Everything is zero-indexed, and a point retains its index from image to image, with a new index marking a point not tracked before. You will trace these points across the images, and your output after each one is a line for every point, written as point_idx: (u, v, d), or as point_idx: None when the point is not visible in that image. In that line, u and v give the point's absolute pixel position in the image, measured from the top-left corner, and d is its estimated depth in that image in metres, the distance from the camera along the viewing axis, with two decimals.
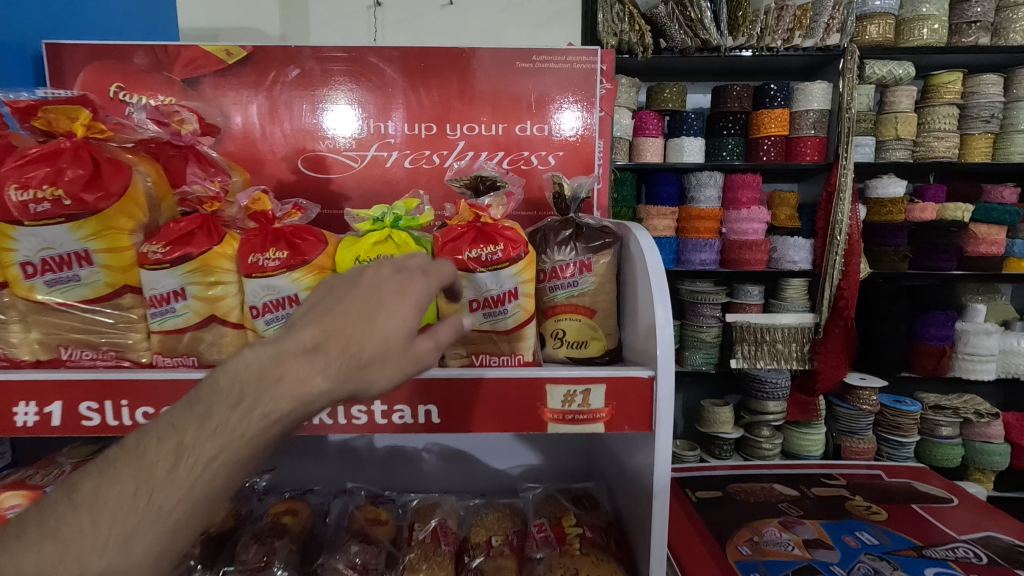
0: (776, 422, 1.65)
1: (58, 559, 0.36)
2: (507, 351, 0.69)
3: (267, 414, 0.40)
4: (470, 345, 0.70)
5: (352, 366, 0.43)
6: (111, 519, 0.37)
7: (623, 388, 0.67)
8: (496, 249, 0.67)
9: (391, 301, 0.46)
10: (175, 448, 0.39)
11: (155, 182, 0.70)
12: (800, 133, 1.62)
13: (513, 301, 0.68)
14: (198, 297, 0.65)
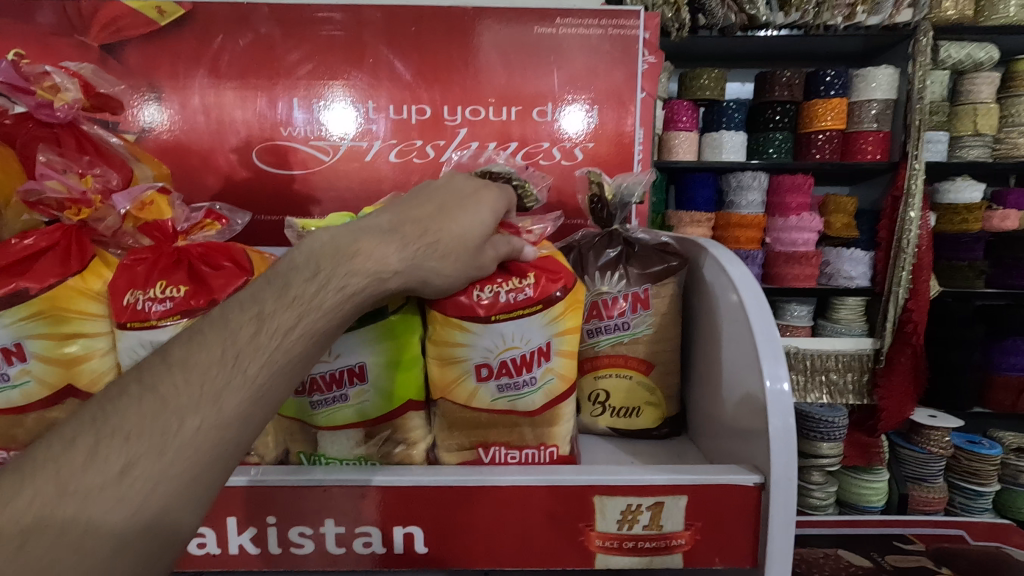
0: (830, 468, 1.37)
1: (150, 419, 0.27)
2: (532, 442, 0.46)
3: (346, 287, 0.34)
4: (483, 433, 0.46)
5: (433, 250, 0.40)
6: (199, 379, 0.28)
7: (716, 501, 0.43)
8: (521, 284, 0.45)
9: (468, 203, 0.43)
10: (263, 309, 0.31)
11: None
12: (860, 127, 1.38)
13: (544, 363, 0.45)
14: (43, 360, 0.41)
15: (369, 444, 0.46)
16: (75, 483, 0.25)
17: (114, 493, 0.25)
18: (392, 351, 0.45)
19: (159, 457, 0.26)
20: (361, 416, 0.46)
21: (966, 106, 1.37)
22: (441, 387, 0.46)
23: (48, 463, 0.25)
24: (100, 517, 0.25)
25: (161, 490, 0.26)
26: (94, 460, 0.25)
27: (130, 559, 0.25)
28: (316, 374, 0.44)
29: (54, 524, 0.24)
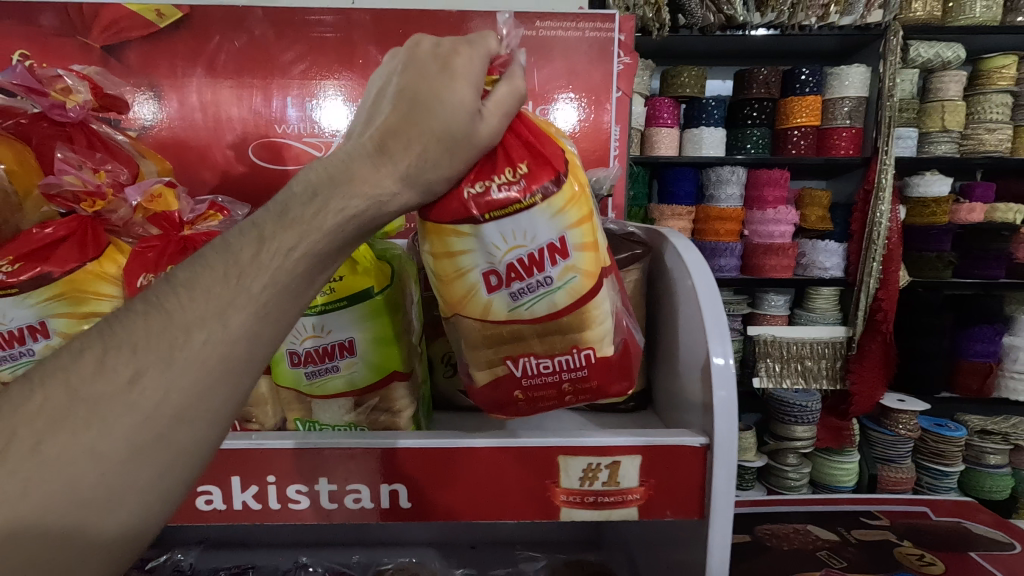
0: (805, 449, 1.45)
1: (159, 333, 0.27)
2: (564, 349, 0.45)
3: (346, 210, 0.32)
4: (510, 345, 0.46)
5: (434, 167, 0.35)
6: (206, 297, 0.28)
7: (666, 460, 0.48)
8: (515, 176, 0.42)
9: (429, 80, 0.35)
10: (271, 228, 0.31)
11: (11, 169, 0.49)
12: (833, 124, 1.44)
13: (559, 261, 0.43)
14: (68, 336, 0.45)
15: (359, 413, 0.51)
16: (85, 388, 0.26)
17: (124, 401, 0.26)
18: (379, 332, 0.50)
19: (165, 370, 0.27)
20: (351, 386, 0.50)
21: (934, 103, 1.42)
22: (454, 303, 0.45)
23: (58, 371, 0.26)
24: (106, 422, 0.25)
25: (168, 404, 0.27)
26: (103, 370, 0.26)
27: (141, 469, 0.26)
28: (309, 348, 0.49)
29: (64, 429, 0.25)
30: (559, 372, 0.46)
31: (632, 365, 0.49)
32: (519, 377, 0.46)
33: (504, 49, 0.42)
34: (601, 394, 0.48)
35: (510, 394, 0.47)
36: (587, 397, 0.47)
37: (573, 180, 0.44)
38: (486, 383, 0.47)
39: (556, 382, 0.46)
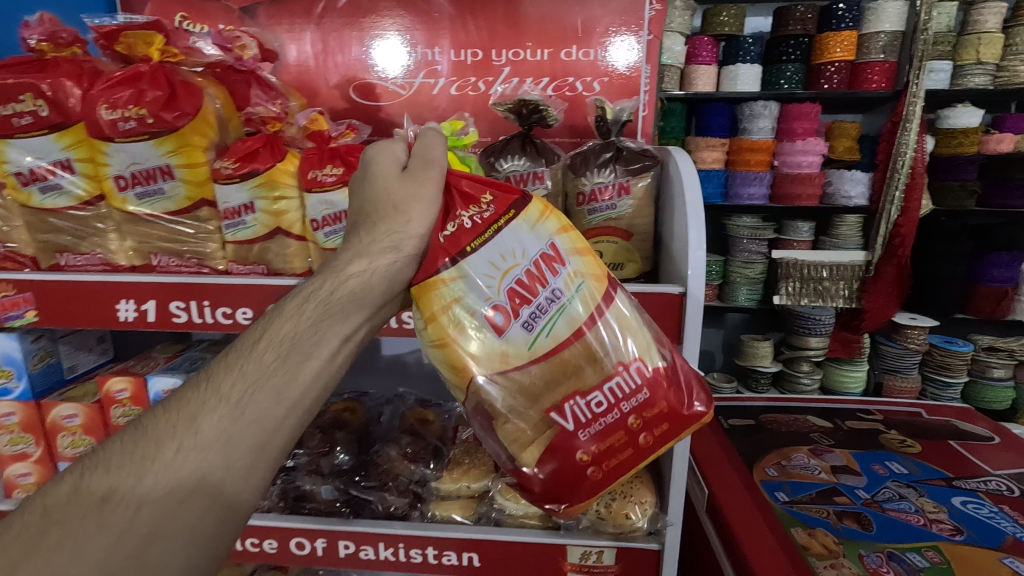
0: (817, 358, 1.71)
1: (133, 453, 0.46)
2: (603, 374, 0.58)
3: (296, 321, 0.53)
4: (556, 389, 0.58)
5: (377, 244, 0.56)
6: (179, 413, 0.47)
7: (654, 303, 0.70)
8: (483, 208, 0.59)
9: (362, 181, 0.60)
10: (225, 361, 0.51)
11: (224, 105, 0.75)
12: (868, 58, 1.54)
13: (554, 270, 0.59)
14: (265, 212, 0.72)
15: None
16: (66, 507, 0.43)
17: (104, 506, 0.43)
18: None
19: (136, 481, 0.44)
20: None
21: (972, 36, 1.62)
22: (484, 361, 0.58)
23: (46, 498, 0.44)
24: (77, 538, 0.41)
25: (139, 503, 0.43)
26: (87, 487, 0.44)
27: (111, 557, 0.42)
28: None
29: (45, 541, 0.41)
30: (615, 405, 0.58)
31: (692, 381, 0.62)
32: (575, 429, 0.58)
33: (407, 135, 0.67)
34: (667, 415, 0.59)
35: (576, 447, 0.58)
36: (654, 423, 0.59)
37: (535, 198, 0.61)
38: (552, 447, 0.59)
39: (617, 418, 0.58)
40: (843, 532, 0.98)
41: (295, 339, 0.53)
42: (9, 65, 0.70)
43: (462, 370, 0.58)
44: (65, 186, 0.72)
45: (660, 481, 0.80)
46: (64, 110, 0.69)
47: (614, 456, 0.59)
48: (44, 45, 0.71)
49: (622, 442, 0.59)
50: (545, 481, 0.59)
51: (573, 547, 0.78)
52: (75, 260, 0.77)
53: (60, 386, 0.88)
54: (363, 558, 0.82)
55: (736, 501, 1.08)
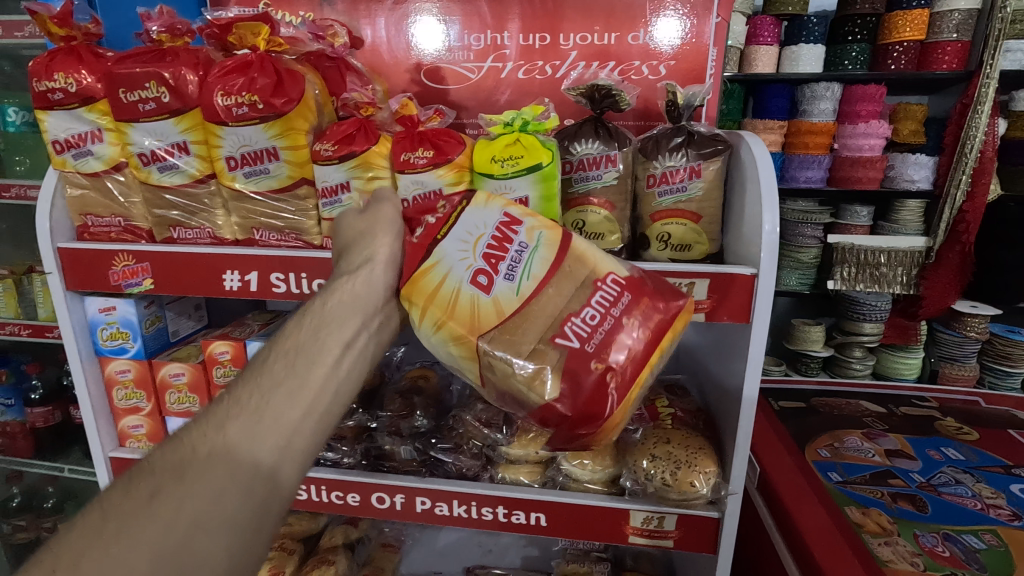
0: (871, 344, 1.71)
1: (169, 457, 0.47)
2: (586, 290, 0.62)
3: (299, 332, 0.58)
4: (551, 317, 0.61)
5: (358, 266, 0.64)
6: (206, 420, 0.50)
7: (726, 284, 0.73)
8: (442, 207, 0.67)
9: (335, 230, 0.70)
10: (241, 375, 0.55)
11: (321, 91, 0.80)
12: (938, 38, 1.53)
13: (515, 231, 0.64)
14: (360, 191, 0.78)
15: None
16: (110, 510, 0.43)
17: (150, 501, 0.44)
18: (543, 191, 0.74)
19: (177, 479, 0.46)
20: None
21: None
22: (476, 323, 0.61)
23: (90, 508, 0.44)
24: (128, 534, 0.42)
25: (183, 496, 0.45)
26: (132, 491, 0.45)
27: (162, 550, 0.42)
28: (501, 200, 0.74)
29: (99, 544, 0.41)
30: (606, 313, 0.61)
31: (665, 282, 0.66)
32: (582, 344, 0.60)
33: (332, 181, 0.77)
34: (657, 312, 0.62)
35: (588, 360, 0.59)
36: (645, 317, 0.61)
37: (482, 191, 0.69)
38: (567, 369, 0.59)
39: (612, 321, 0.60)
40: (897, 511, 1.00)
41: (299, 349, 0.57)
42: (134, 55, 0.77)
43: (464, 335, 0.61)
44: (180, 166, 0.80)
45: (722, 453, 0.85)
46: (183, 96, 0.76)
47: (626, 360, 0.59)
48: (163, 37, 0.78)
49: (626, 343, 0.60)
50: (575, 404, 0.59)
51: (636, 511, 0.83)
52: (186, 233, 0.85)
53: (167, 348, 0.98)
54: (438, 514, 0.89)
55: (789, 481, 1.11)
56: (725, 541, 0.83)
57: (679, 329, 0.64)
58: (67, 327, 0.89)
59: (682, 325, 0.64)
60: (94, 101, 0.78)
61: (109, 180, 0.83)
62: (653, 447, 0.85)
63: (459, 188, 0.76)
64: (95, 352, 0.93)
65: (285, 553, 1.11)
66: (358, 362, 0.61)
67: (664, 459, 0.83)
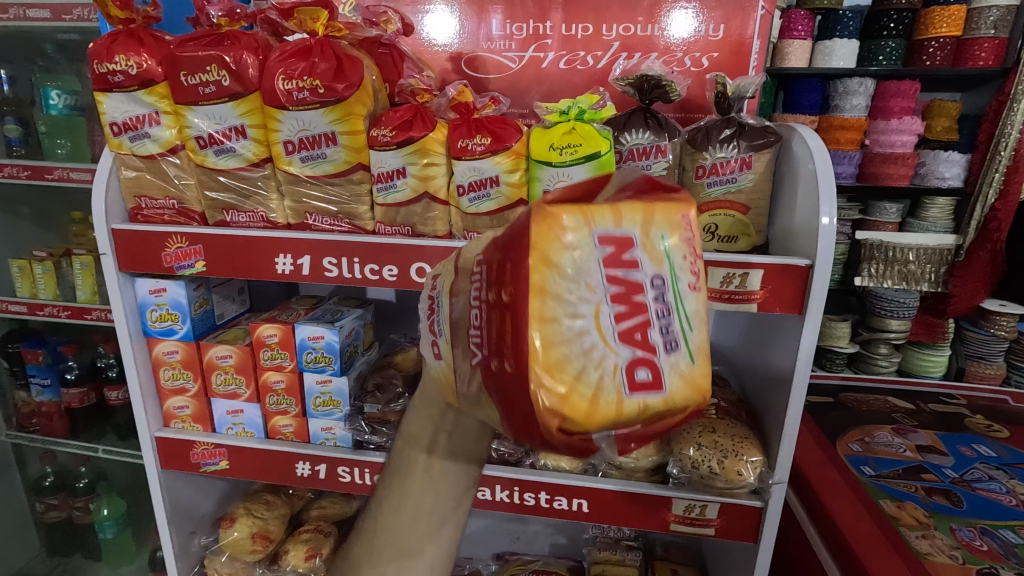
0: (897, 341, 1.72)
1: None
2: (469, 294, 0.40)
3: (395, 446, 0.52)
4: (461, 346, 0.40)
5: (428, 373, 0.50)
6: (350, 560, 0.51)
7: (780, 274, 0.74)
8: None
9: None
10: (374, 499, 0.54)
11: (377, 77, 0.81)
12: (976, 34, 1.59)
13: (435, 279, 0.46)
14: (416, 177, 0.78)
15: None
16: None
17: None
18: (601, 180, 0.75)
19: None
20: None
21: None
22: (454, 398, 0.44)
23: None
24: None
25: None
26: None
27: None
28: (558, 188, 0.75)
29: None
30: (483, 301, 0.38)
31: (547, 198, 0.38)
32: (485, 356, 0.38)
33: (388, 167, 0.78)
34: (517, 241, 0.36)
35: (493, 368, 0.37)
36: (502, 276, 0.36)
37: None
38: (498, 400, 0.37)
39: (489, 311, 0.37)
40: (931, 505, 1.00)
41: (393, 474, 0.51)
42: (194, 39, 0.78)
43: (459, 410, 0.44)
44: (237, 149, 0.80)
45: (766, 444, 0.85)
46: (243, 80, 0.77)
47: (518, 339, 0.34)
48: (222, 20, 0.80)
49: (506, 323, 0.35)
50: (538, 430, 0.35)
51: (679, 499, 0.84)
52: (239, 217, 0.85)
53: (213, 330, 0.99)
54: (481, 499, 0.90)
55: (823, 475, 1.11)
56: (766, 531, 0.83)
57: (565, 224, 0.35)
58: (119, 308, 0.90)
59: (568, 213, 0.35)
60: (153, 84, 0.79)
61: (165, 163, 0.84)
62: (698, 436, 0.86)
63: (515, 176, 0.76)
64: (143, 333, 0.94)
65: (321, 535, 1.13)
66: (454, 464, 0.49)
67: (710, 447, 0.84)
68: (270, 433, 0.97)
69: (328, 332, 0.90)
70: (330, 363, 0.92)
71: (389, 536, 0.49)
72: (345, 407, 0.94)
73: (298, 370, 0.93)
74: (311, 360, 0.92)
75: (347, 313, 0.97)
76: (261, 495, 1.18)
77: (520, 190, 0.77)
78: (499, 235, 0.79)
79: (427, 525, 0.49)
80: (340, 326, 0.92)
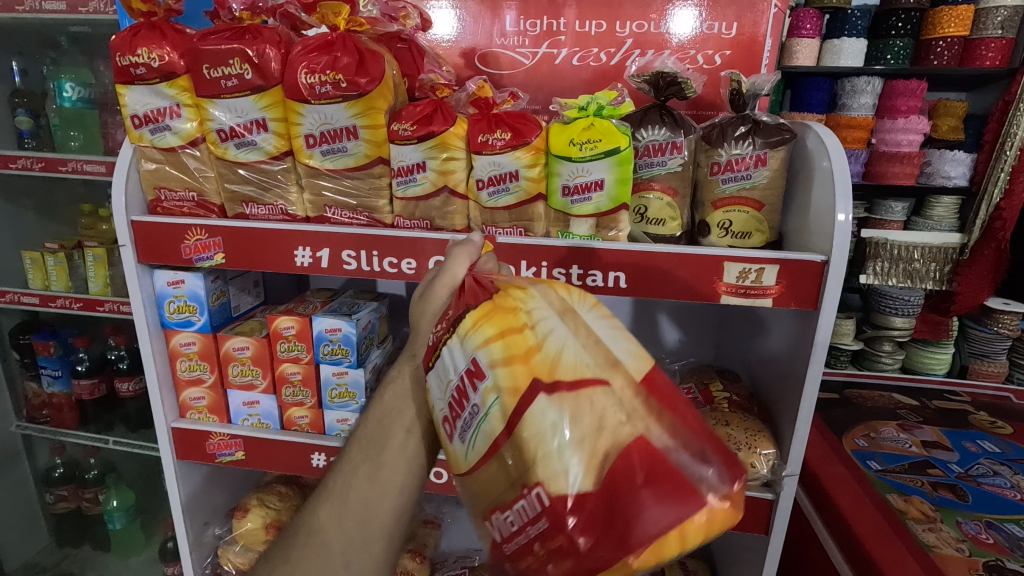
0: (901, 338, 1.74)
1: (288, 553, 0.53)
2: (507, 491, 0.41)
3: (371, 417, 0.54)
4: (479, 501, 0.44)
5: (407, 351, 0.57)
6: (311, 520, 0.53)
7: (796, 269, 0.75)
8: (443, 326, 0.50)
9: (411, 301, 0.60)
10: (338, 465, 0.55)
11: (397, 72, 0.82)
12: (983, 34, 1.61)
13: (477, 387, 0.44)
14: (435, 171, 0.79)
15: (596, 229, 0.79)
16: None
17: None
18: (619, 175, 0.76)
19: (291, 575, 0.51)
20: (596, 211, 0.78)
21: None
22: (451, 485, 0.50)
23: None
24: None
25: None
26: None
27: None
28: (577, 182, 0.76)
29: None
30: (526, 532, 0.40)
31: (653, 483, 0.37)
32: (501, 542, 0.43)
33: (406, 161, 0.79)
34: (587, 535, 0.37)
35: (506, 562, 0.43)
36: (559, 542, 0.38)
37: (485, 307, 0.46)
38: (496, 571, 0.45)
39: (528, 544, 0.40)
40: (938, 499, 1.02)
41: (368, 445, 0.52)
42: (217, 32, 0.79)
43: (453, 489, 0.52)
44: (258, 143, 0.81)
45: (779, 438, 0.87)
46: (265, 74, 0.77)
47: None
48: (245, 14, 0.81)
49: (538, 568, 0.40)
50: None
51: None
52: (259, 210, 0.86)
53: (229, 322, 1.00)
54: None
55: (830, 470, 1.13)
56: (778, 523, 0.84)
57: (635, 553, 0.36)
58: (138, 299, 0.91)
59: (641, 553, 0.37)
60: (175, 77, 0.80)
61: (185, 155, 0.85)
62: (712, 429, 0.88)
63: (535, 170, 0.77)
64: (161, 325, 0.95)
65: None
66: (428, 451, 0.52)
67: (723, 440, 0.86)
68: (285, 424, 0.98)
69: (346, 324, 0.91)
70: (347, 355, 0.93)
71: (354, 501, 0.50)
72: (361, 399, 0.95)
73: (314, 362, 0.94)
74: (328, 352, 0.93)
75: (363, 306, 0.98)
76: (273, 487, 1.19)
77: (539, 184, 0.78)
78: (517, 229, 0.81)
79: (400, 478, 0.50)
80: (357, 318, 0.93)
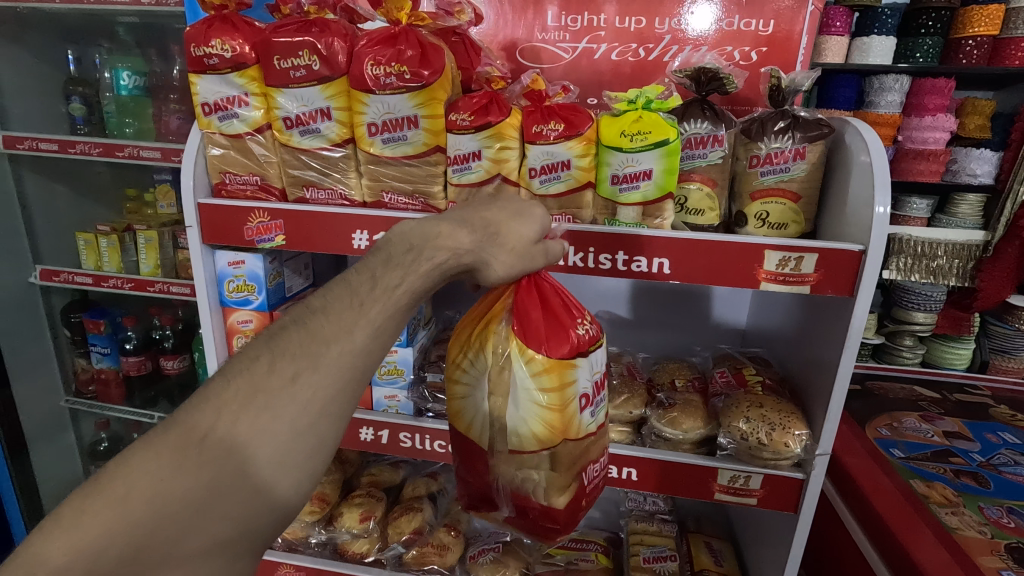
0: (922, 333, 1.79)
1: (306, 348, 0.52)
2: (595, 453, 0.75)
3: (434, 258, 0.58)
4: (580, 460, 0.73)
5: (491, 249, 0.62)
6: (338, 324, 0.53)
7: (835, 258, 0.78)
8: (587, 322, 0.74)
9: (512, 212, 0.65)
10: (369, 285, 0.55)
11: (455, 64, 0.86)
12: (1011, 34, 1.63)
13: (603, 383, 0.76)
14: (490, 160, 0.83)
15: (641, 217, 0.83)
16: (249, 393, 0.50)
17: (289, 390, 0.50)
18: (667, 165, 0.80)
19: (312, 373, 0.51)
20: (642, 199, 0.82)
21: None
22: (557, 428, 0.70)
23: (241, 372, 0.51)
24: (271, 408, 0.50)
25: (314, 397, 0.51)
26: (274, 371, 0.51)
27: (278, 452, 0.50)
28: (626, 172, 0.80)
29: (239, 425, 0.49)
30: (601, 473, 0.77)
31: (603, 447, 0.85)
32: (586, 482, 0.74)
33: (462, 150, 0.83)
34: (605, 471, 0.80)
35: (579, 494, 0.74)
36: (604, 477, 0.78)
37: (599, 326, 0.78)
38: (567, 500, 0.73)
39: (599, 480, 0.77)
40: (960, 486, 1.06)
41: (420, 282, 0.57)
42: (285, 25, 0.83)
43: (548, 434, 0.70)
44: (322, 131, 0.86)
45: (811, 421, 0.91)
46: (332, 65, 0.82)
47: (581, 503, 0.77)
48: (312, 8, 0.86)
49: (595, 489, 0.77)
50: (468, 480, 0.77)
51: (724, 470, 0.88)
52: (319, 194, 0.91)
53: (283, 302, 1.05)
54: None
55: (856, 456, 1.17)
56: (807, 502, 0.88)
57: None
58: (201, 277, 0.96)
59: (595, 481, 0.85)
60: (245, 67, 0.84)
61: (251, 142, 0.89)
62: (747, 411, 0.92)
63: (585, 160, 0.82)
64: (220, 302, 1.00)
65: (373, 499, 1.20)
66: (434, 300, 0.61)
67: (758, 420, 0.90)
68: None
69: None
70: None
71: (388, 324, 0.55)
72: (408, 376, 1.00)
73: None
74: None
75: None
76: None
77: (588, 173, 0.83)
78: (565, 216, 0.85)
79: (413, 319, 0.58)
80: None
